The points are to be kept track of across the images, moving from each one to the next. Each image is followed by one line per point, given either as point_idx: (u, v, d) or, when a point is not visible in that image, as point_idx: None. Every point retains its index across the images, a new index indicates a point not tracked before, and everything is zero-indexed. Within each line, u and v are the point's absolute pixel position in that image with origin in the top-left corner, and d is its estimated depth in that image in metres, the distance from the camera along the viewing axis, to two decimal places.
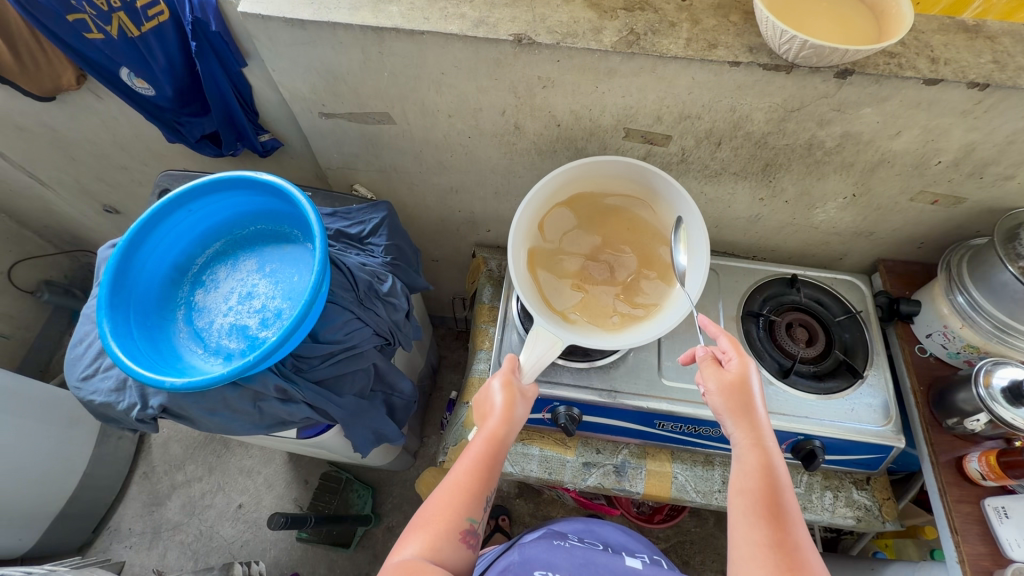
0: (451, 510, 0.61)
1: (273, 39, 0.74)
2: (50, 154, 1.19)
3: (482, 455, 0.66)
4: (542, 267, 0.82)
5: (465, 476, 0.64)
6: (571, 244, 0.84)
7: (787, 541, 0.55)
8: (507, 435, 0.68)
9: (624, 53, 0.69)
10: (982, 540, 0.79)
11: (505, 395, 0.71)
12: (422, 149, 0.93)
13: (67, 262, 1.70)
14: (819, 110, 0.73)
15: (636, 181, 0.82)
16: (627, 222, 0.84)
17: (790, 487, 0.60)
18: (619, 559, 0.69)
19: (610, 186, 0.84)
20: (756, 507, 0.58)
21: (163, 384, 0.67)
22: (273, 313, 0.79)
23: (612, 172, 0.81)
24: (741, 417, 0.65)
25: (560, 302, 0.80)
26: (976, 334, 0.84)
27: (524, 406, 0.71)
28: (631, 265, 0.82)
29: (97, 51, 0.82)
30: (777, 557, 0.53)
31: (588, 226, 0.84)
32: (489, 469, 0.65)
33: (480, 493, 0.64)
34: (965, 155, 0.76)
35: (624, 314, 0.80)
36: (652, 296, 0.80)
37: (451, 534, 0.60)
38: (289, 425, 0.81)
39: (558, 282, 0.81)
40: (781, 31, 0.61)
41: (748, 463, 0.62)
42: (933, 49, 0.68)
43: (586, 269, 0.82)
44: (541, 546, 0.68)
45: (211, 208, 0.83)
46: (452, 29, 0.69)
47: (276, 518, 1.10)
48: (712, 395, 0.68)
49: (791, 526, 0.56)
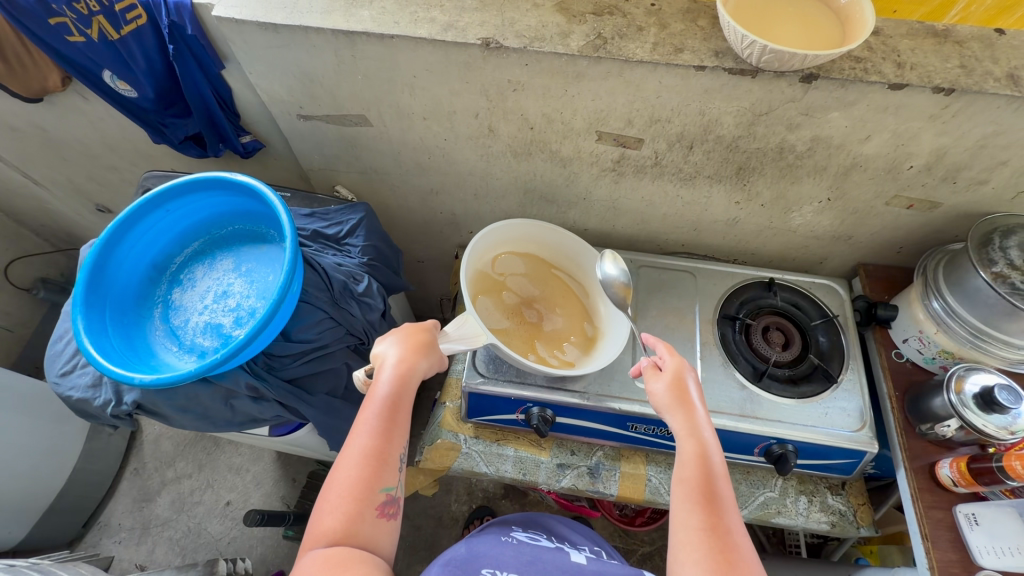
0: (363, 483, 0.59)
1: (248, 42, 0.76)
2: (41, 154, 1.21)
3: (383, 414, 0.63)
4: (484, 291, 0.89)
5: (369, 441, 0.61)
6: (513, 284, 0.92)
7: (720, 526, 0.57)
8: (408, 384, 0.66)
9: (591, 57, 0.69)
10: (952, 546, 0.78)
11: (403, 348, 0.69)
12: (400, 150, 0.94)
13: (64, 260, 1.73)
14: (787, 114, 0.73)
15: (581, 263, 0.94)
16: (565, 292, 0.94)
17: (725, 475, 0.62)
18: (565, 554, 0.70)
19: (561, 262, 0.96)
20: (694, 495, 0.60)
21: (133, 379, 0.69)
22: (247, 311, 0.80)
23: (566, 250, 0.94)
24: (682, 409, 0.67)
25: (489, 323, 0.86)
26: (950, 340, 0.83)
27: (426, 356, 0.70)
28: (559, 324, 0.90)
29: (79, 54, 0.84)
30: (710, 541, 0.56)
31: (534, 279, 0.93)
32: (394, 429, 0.63)
33: (390, 455, 0.62)
34: (937, 159, 0.76)
35: (539, 357, 0.85)
36: (567, 355, 0.87)
37: (366, 511, 0.58)
38: (261, 422, 0.82)
39: (492, 307, 0.88)
40: (742, 35, 0.62)
41: (686, 453, 0.64)
42: (900, 53, 0.68)
43: (520, 307, 0.90)
44: (489, 543, 0.69)
45: (188, 208, 0.84)
46: (422, 33, 0.70)
47: (254, 515, 1.12)
48: (653, 394, 0.70)
49: (725, 512, 0.59)
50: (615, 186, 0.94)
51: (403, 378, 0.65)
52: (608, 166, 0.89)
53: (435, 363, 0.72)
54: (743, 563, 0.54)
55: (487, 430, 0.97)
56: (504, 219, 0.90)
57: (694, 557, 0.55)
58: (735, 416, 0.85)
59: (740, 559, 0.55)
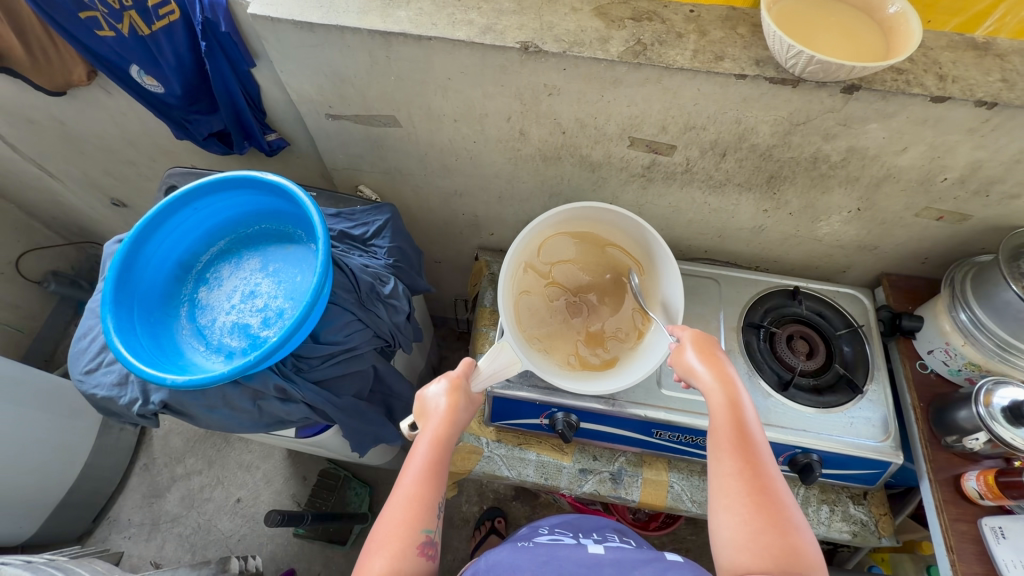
0: (405, 525, 0.60)
1: (282, 41, 0.75)
2: (59, 147, 1.20)
3: (430, 464, 0.65)
4: (528, 288, 0.87)
5: (415, 488, 0.63)
6: (560, 275, 0.89)
7: (751, 469, 0.59)
8: (449, 441, 0.67)
9: (630, 63, 0.69)
10: (978, 559, 0.78)
11: (444, 404, 0.69)
12: (427, 152, 0.94)
13: (74, 253, 1.72)
14: (825, 124, 0.73)
15: (638, 243, 0.87)
16: (617, 275, 0.89)
17: (755, 421, 0.63)
18: (582, 549, 0.69)
19: (615, 238, 0.89)
20: (723, 442, 0.61)
21: (165, 380, 0.68)
22: (275, 312, 0.79)
23: (622, 227, 0.87)
24: (708, 364, 0.68)
25: (530, 326, 0.85)
26: (978, 352, 0.83)
27: (465, 416, 0.71)
28: (606, 316, 0.87)
29: (107, 48, 0.83)
30: (741, 486, 0.58)
31: (582, 266, 0.89)
32: (435, 475, 0.64)
33: (431, 504, 0.63)
34: (971, 172, 0.76)
35: (580, 358, 0.85)
36: (612, 351, 0.85)
37: (408, 550, 0.59)
38: (287, 424, 0.82)
39: (536, 306, 0.87)
40: (788, 45, 0.61)
41: (715, 404, 0.65)
42: (942, 66, 0.68)
43: (564, 302, 0.88)
44: (504, 551, 0.68)
45: (216, 207, 0.83)
46: (460, 35, 0.70)
47: (273, 514, 1.12)
48: (680, 362, 0.71)
49: (758, 456, 0.60)
50: (642, 192, 0.93)
51: (442, 432, 0.66)
52: (637, 172, 0.89)
53: (472, 418, 0.73)
54: (775, 504, 0.56)
55: (509, 433, 0.97)
56: (547, 213, 0.83)
57: (725, 502, 0.58)
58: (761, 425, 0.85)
59: (772, 499, 0.56)
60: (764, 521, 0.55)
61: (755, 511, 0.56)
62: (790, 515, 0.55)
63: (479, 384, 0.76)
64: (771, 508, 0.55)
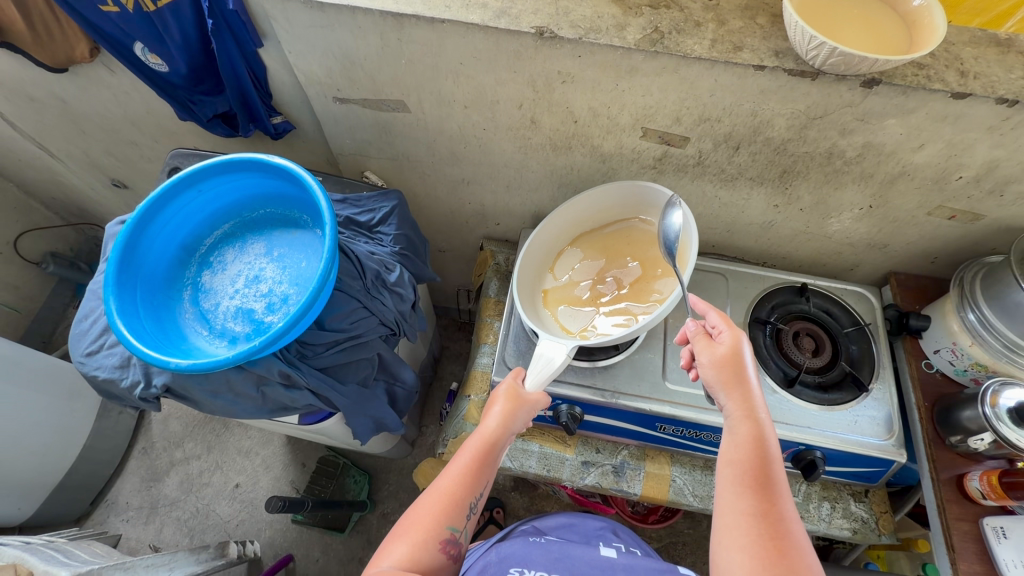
0: (433, 517, 0.61)
1: (291, 20, 0.73)
2: (60, 126, 1.18)
3: (474, 464, 0.66)
4: (556, 301, 0.87)
5: (450, 483, 0.64)
6: (579, 274, 0.89)
7: (773, 512, 0.55)
8: (496, 452, 0.69)
9: (647, 52, 0.67)
10: (978, 558, 0.79)
11: (498, 406, 0.71)
12: (436, 138, 0.92)
13: (73, 234, 1.70)
14: (842, 119, 0.72)
15: (629, 200, 0.88)
16: (629, 238, 0.90)
17: (780, 460, 0.60)
18: (595, 549, 0.68)
19: (606, 218, 0.92)
20: (745, 479, 0.58)
21: (168, 364, 0.67)
22: (280, 297, 0.78)
23: (609, 204, 0.89)
24: (736, 386, 0.65)
25: (574, 324, 0.84)
26: (985, 353, 0.82)
27: (525, 411, 0.73)
28: (638, 272, 0.85)
29: (112, 24, 0.82)
30: (761, 527, 0.54)
31: (591, 254, 0.90)
32: (476, 479, 0.65)
33: (463, 502, 0.63)
34: (987, 171, 0.75)
35: (639, 312, 0.81)
36: (665, 290, 0.82)
37: (430, 541, 0.59)
38: (291, 410, 0.81)
39: (571, 308, 0.86)
40: (810, 35, 0.60)
41: (740, 435, 0.62)
42: (964, 61, 0.67)
43: (595, 289, 0.86)
44: (518, 544, 0.69)
45: (220, 189, 0.82)
46: (473, 19, 0.68)
47: (275, 501, 1.12)
48: (703, 367, 0.68)
49: (780, 498, 0.56)
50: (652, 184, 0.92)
51: (495, 432, 0.68)
52: (648, 164, 0.87)
53: (526, 425, 0.74)
54: (795, 551, 0.52)
55: None
56: (528, 240, 0.88)
57: (741, 542, 0.53)
58: None
59: (792, 545, 0.52)
60: (784, 572, 0.50)
61: (775, 559, 0.51)
62: (809, 564, 0.51)
63: (535, 383, 0.75)
64: (793, 555, 0.51)
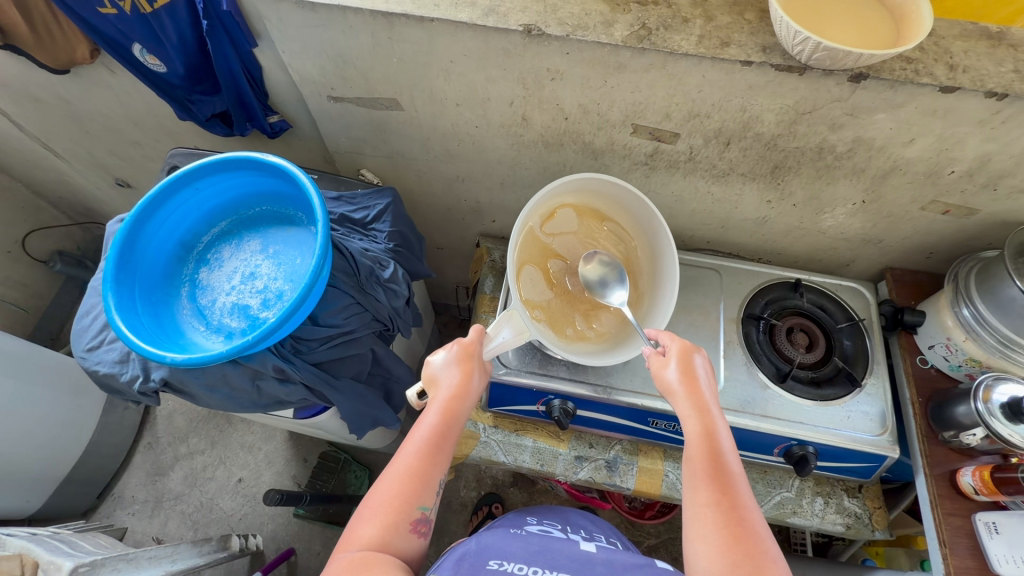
0: (400, 499, 0.61)
1: (284, 21, 0.74)
2: (64, 127, 1.20)
3: (432, 441, 0.65)
4: (531, 260, 0.86)
5: (414, 461, 0.63)
6: (561, 247, 0.87)
7: (730, 500, 0.56)
8: (458, 415, 0.67)
9: (634, 48, 0.68)
10: (971, 553, 0.78)
11: (456, 374, 0.70)
12: (430, 136, 0.93)
13: (80, 233, 1.74)
14: (831, 113, 0.71)
15: (636, 220, 0.87)
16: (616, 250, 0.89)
17: (734, 450, 0.61)
18: (574, 543, 0.69)
19: (615, 215, 0.89)
20: (701, 471, 0.58)
21: (165, 359, 0.69)
22: (275, 293, 0.80)
23: (623, 205, 0.87)
24: (687, 388, 0.65)
25: (531, 293, 0.84)
26: (979, 348, 0.82)
27: (478, 380, 0.71)
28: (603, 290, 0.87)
29: (110, 26, 0.83)
30: (719, 516, 0.55)
31: (583, 239, 0.88)
32: (437, 456, 0.64)
33: (429, 480, 0.63)
34: (980, 165, 0.75)
35: (577, 330, 0.85)
36: (605, 326, 0.86)
37: (401, 525, 0.60)
38: (286, 405, 0.83)
39: (537, 276, 0.85)
40: (794, 31, 0.60)
41: (692, 431, 0.62)
42: (953, 55, 0.67)
43: (566, 274, 0.86)
44: (497, 535, 0.69)
45: (216, 187, 0.83)
46: (463, 17, 0.69)
47: (272, 494, 1.13)
48: (661, 378, 0.68)
49: (738, 487, 0.57)
50: (645, 180, 0.93)
51: (455, 405, 0.67)
52: (640, 160, 0.88)
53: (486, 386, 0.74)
54: (753, 537, 0.53)
55: (506, 420, 0.97)
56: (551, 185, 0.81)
57: (702, 532, 0.54)
58: (758, 417, 0.85)
59: (750, 531, 0.53)
60: (744, 558, 0.51)
61: (735, 546, 0.52)
62: (768, 548, 0.52)
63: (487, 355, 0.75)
64: (751, 541, 0.52)
